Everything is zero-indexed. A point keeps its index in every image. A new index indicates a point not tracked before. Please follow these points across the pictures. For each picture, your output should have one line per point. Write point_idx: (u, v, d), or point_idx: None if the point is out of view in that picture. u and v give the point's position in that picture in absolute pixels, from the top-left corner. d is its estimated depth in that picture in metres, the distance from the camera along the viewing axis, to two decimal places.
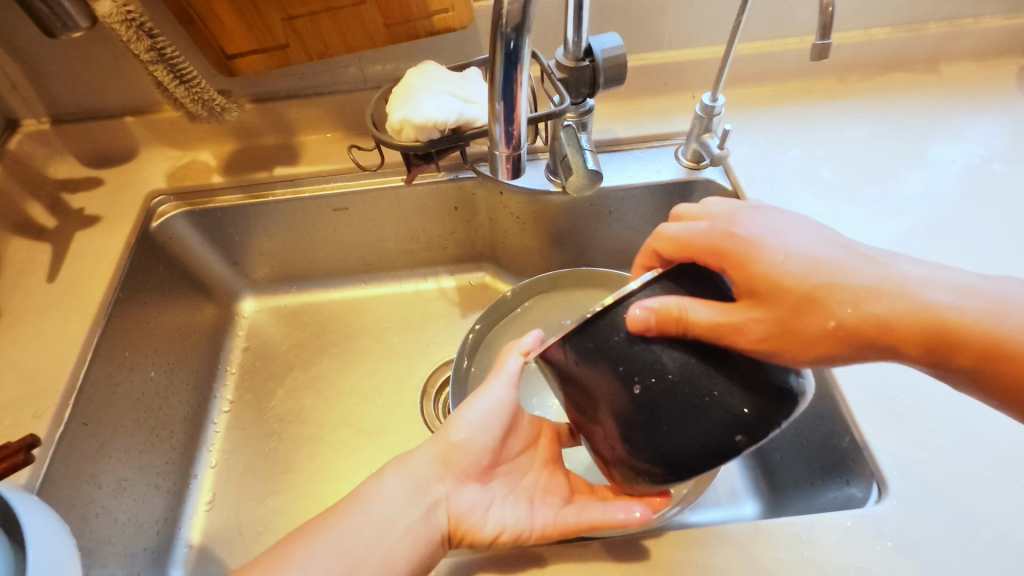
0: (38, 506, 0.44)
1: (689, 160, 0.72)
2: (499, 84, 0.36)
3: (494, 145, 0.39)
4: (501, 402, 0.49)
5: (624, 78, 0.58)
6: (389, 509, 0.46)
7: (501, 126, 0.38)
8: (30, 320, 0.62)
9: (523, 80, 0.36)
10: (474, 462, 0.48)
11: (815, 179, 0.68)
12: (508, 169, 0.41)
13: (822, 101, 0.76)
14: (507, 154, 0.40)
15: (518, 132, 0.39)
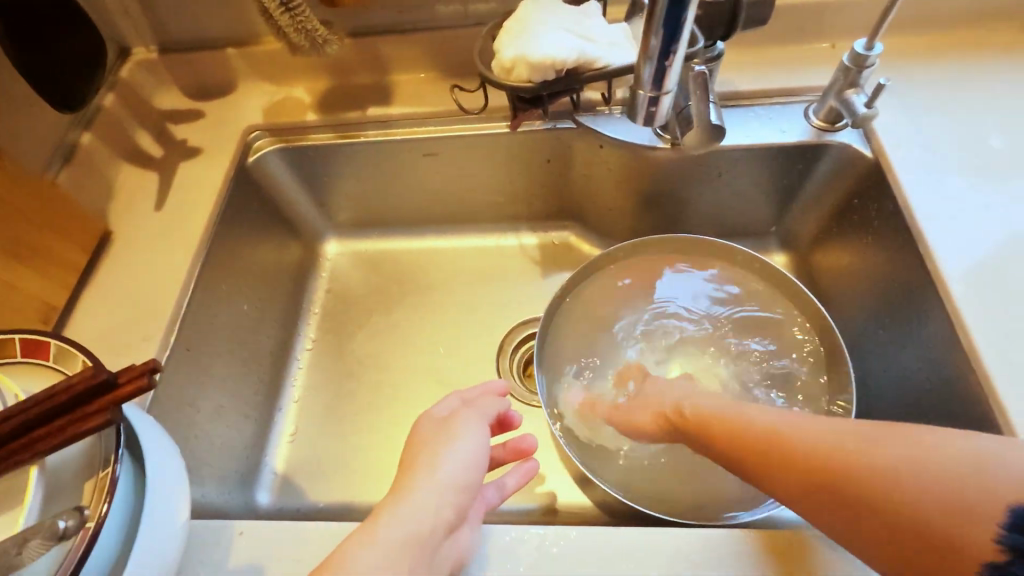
0: (154, 424, 0.44)
1: (822, 120, 0.63)
2: (657, 15, 0.33)
3: (639, 85, 0.38)
4: (476, 444, 0.45)
5: (767, 18, 0.51)
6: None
7: (653, 65, 0.36)
8: (138, 245, 0.64)
9: (688, 15, 0.33)
10: (458, 512, 0.42)
11: (980, 149, 0.58)
12: (648, 112, 0.40)
13: (997, 54, 0.64)
14: (648, 96, 0.39)
15: (669, 69, 0.37)
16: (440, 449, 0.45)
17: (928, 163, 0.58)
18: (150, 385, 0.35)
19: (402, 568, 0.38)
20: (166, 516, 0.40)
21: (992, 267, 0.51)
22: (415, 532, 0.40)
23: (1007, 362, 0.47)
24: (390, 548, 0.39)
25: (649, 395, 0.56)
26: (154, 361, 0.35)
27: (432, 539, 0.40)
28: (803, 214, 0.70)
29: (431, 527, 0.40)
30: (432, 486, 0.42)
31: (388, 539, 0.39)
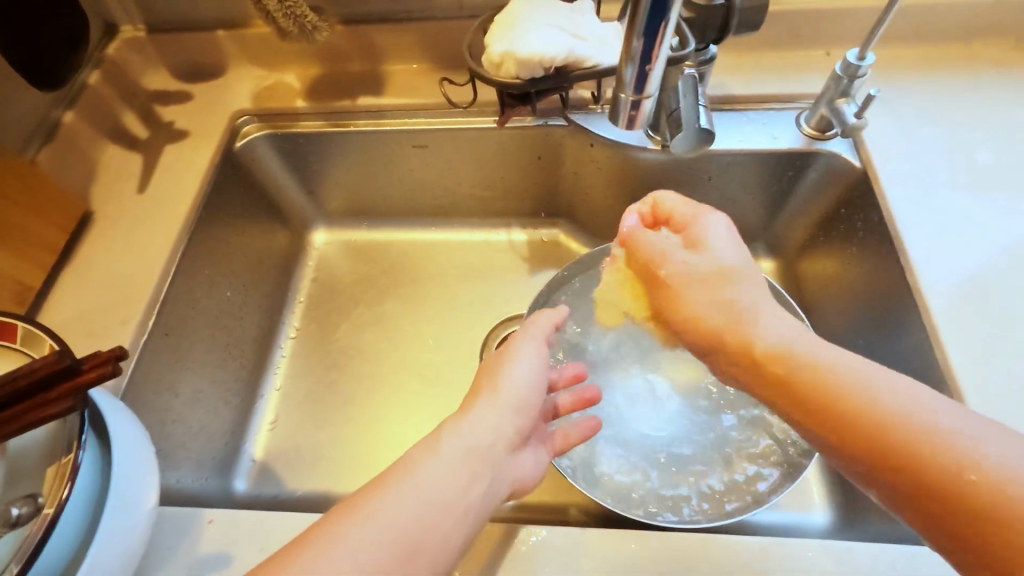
0: (128, 413, 0.44)
1: (813, 128, 0.63)
2: (639, 21, 0.33)
3: (621, 86, 0.38)
4: (536, 363, 0.46)
5: (760, 23, 0.51)
6: (444, 489, 0.38)
7: (634, 67, 0.36)
8: (120, 227, 0.63)
9: (671, 19, 0.33)
10: (517, 431, 0.43)
11: (967, 164, 0.58)
12: (630, 115, 0.40)
13: (989, 69, 0.64)
14: (632, 99, 0.38)
15: (651, 73, 0.36)
16: (501, 367, 0.45)
17: (916, 176, 0.58)
18: (114, 374, 0.35)
19: (461, 482, 0.38)
20: (133, 501, 0.40)
21: (971, 283, 0.52)
22: (475, 451, 0.40)
23: (982, 378, 0.47)
24: (451, 460, 0.39)
25: (684, 286, 0.43)
26: (120, 350, 0.35)
27: (492, 456, 0.41)
28: (789, 222, 0.70)
29: (491, 445, 0.41)
30: (493, 407, 0.42)
31: (449, 452, 0.39)
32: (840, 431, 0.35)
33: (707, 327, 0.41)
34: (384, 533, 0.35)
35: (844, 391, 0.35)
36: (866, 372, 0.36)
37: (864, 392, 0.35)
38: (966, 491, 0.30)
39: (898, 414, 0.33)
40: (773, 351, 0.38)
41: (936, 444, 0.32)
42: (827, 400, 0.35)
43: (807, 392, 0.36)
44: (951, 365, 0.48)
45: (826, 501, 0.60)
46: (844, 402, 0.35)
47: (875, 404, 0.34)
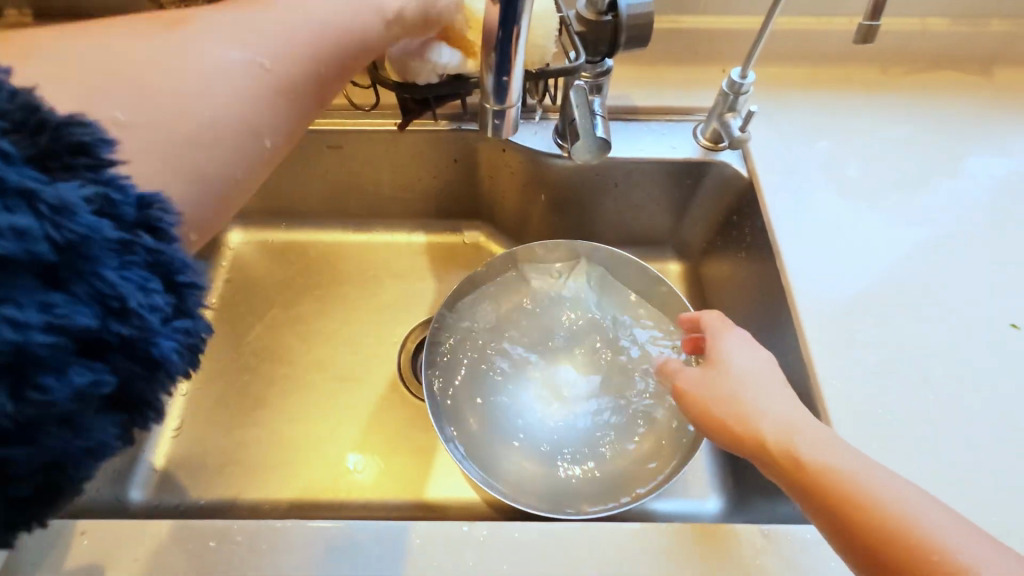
0: None
1: (707, 139, 0.67)
2: (494, 33, 0.35)
3: (484, 96, 0.39)
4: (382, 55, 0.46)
5: (647, 39, 0.53)
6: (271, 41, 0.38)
7: (493, 78, 0.37)
8: None
9: (522, 33, 0.35)
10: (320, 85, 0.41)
11: (837, 176, 0.64)
12: (496, 125, 0.41)
13: (860, 90, 0.70)
14: (497, 109, 0.40)
15: (510, 84, 0.38)
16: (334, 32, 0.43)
17: (794, 187, 0.64)
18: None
19: (254, 53, 0.37)
20: None
21: (835, 284, 0.57)
22: (311, 23, 0.41)
23: (838, 371, 0.52)
24: (260, 27, 0.38)
25: (728, 391, 0.45)
26: None
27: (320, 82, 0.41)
28: (693, 227, 0.74)
29: (313, 59, 0.40)
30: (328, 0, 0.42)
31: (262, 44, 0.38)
32: (815, 487, 0.37)
33: (756, 428, 0.42)
34: (203, 105, 0.35)
35: (880, 504, 0.35)
36: (906, 490, 0.35)
37: (900, 512, 0.34)
38: None
39: (882, 492, 0.35)
40: (811, 456, 0.39)
41: (899, 524, 0.34)
42: (861, 516, 0.35)
43: (838, 500, 0.36)
44: (814, 358, 0.53)
45: (717, 489, 0.64)
46: (882, 511, 0.34)
47: (851, 475, 0.37)
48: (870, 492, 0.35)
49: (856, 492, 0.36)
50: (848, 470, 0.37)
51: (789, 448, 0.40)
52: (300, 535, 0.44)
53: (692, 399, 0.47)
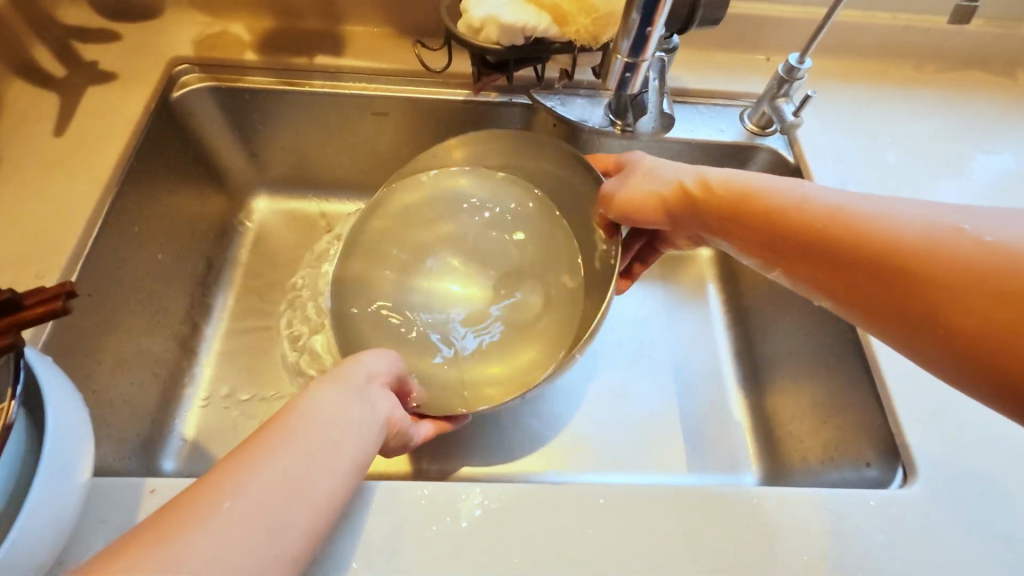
0: (60, 374, 0.40)
1: (754, 124, 0.69)
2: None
3: (618, 51, 0.43)
4: (383, 362, 0.45)
5: (721, 18, 0.54)
6: (331, 430, 0.37)
7: (633, 35, 0.41)
8: (33, 171, 0.56)
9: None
10: (365, 441, 0.39)
11: (878, 163, 0.67)
12: (623, 77, 0.45)
13: (897, 84, 0.73)
14: (625, 63, 0.44)
15: (649, 36, 0.41)
16: (345, 368, 0.43)
17: (838, 172, 0.65)
18: (62, 311, 0.34)
19: (342, 441, 0.37)
20: (71, 462, 0.37)
21: None
22: (365, 379, 0.43)
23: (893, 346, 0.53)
24: (310, 449, 0.35)
25: (658, 167, 0.50)
26: (70, 287, 0.35)
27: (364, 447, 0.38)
28: None
29: (360, 446, 0.38)
30: (352, 392, 0.41)
31: (308, 437, 0.35)
32: (775, 224, 0.41)
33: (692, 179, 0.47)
34: (279, 521, 0.31)
35: (818, 207, 0.39)
36: (875, 200, 0.37)
37: (826, 200, 0.39)
38: (919, 251, 0.33)
39: (846, 203, 0.38)
40: (741, 184, 0.44)
41: (871, 221, 0.36)
42: (802, 213, 0.40)
43: (773, 209, 0.41)
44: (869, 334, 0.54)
45: (755, 464, 0.64)
46: (815, 204, 0.39)
47: (807, 202, 0.40)
48: (829, 212, 0.38)
49: (819, 211, 0.39)
50: (802, 199, 0.40)
51: (719, 185, 0.45)
52: (384, 495, 0.43)
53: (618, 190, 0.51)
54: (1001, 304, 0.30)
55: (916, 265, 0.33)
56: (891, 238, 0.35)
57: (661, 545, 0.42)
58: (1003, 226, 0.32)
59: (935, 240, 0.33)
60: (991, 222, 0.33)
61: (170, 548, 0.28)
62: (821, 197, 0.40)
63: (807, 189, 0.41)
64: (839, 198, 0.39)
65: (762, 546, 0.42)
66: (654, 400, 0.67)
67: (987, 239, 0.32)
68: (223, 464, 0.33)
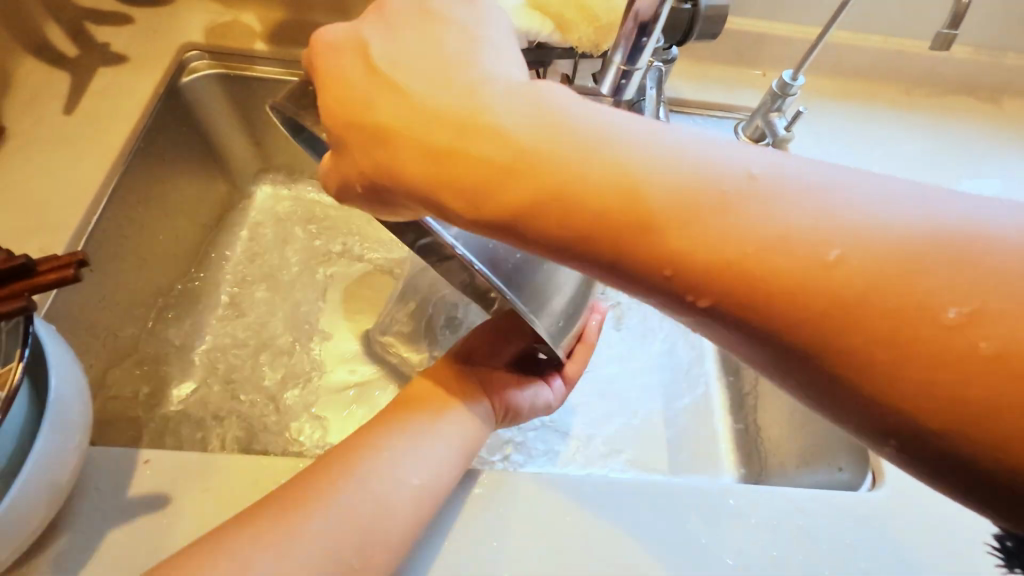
0: (62, 344, 0.41)
1: (748, 136, 0.70)
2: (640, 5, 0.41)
3: (615, 57, 0.44)
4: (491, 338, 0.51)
5: (718, 33, 0.56)
6: (446, 424, 0.44)
7: (631, 40, 0.43)
8: (42, 147, 0.57)
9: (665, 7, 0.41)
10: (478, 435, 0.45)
11: None
12: (620, 84, 0.45)
13: (887, 105, 0.75)
14: (620, 68, 0.44)
15: (645, 45, 0.43)
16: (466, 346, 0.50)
17: None
18: (73, 279, 0.35)
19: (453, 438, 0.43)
20: (69, 429, 0.38)
21: None
22: (477, 360, 0.49)
23: None
24: (423, 438, 0.42)
25: (407, 119, 0.29)
26: (82, 256, 0.36)
27: (474, 438, 0.45)
28: None
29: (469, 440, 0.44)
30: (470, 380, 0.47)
31: (425, 430, 0.43)
32: (642, 268, 0.24)
33: (456, 135, 0.27)
34: (388, 500, 0.38)
35: (711, 251, 0.23)
36: (773, 215, 0.22)
37: (686, 207, 0.23)
38: (897, 338, 0.20)
39: (743, 238, 0.22)
40: (533, 157, 0.25)
41: (799, 277, 0.21)
42: (686, 258, 0.23)
43: (643, 248, 0.24)
44: None
45: (735, 465, 0.66)
46: (675, 220, 0.23)
47: (687, 235, 0.23)
48: (728, 261, 0.22)
49: (721, 263, 0.23)
50: (676, 227, 0.23)
51: (505, 161, 0.26)
52: None
53: (339, 167, 0.32)
54: (955, 418, 0.20)
55: (895, 365, 0.20)
56: (809, 280, 0.21)
57: (638, 535, 0.43)
58: (982, 278, 0.20)
59: (882, 304, 0.20)
60: (953, 262, 0.20)
61: (305, 514, 0.36)
62: (708, 223, 0.23)
63: (672, 196, 0.24)
64: (734, 229, 0.23)
65: (734, 538, 0.44)
66: (645, 404, 0.69)
67: (952, 312, 0.20)
68: (365, 435, 0.42)
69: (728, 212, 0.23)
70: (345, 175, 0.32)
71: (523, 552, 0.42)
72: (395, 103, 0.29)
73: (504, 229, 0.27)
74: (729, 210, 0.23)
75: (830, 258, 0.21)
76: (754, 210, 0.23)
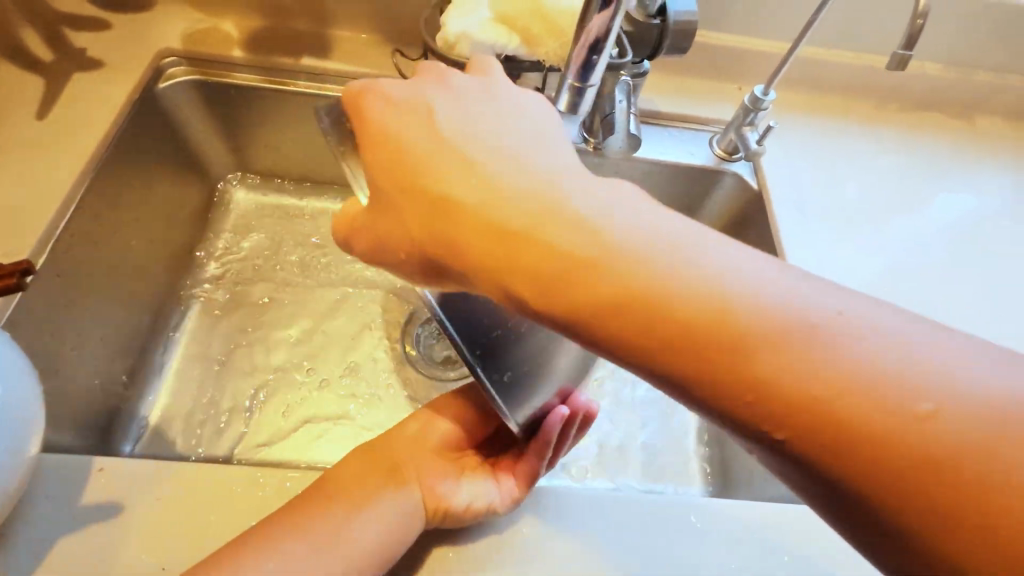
0: (18, 350, 0.41)
1: (722, 150, 0.71)
2: (588, 22, 0.41)
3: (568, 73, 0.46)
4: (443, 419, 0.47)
5: (686, 48, 0.56)
6: (366, 521, 0.40)
7: (580, 57, 0.44)
8: (13, 152, 0.58)
9: (615, 24, 0.41)
10: (396, 537, 0.40)
11: (835, 193, 0.70)
12: (574, 100, 0.48)
13: (860, 120, 0.76)
14: (572, 84, 0.46)
15: (595, 63, 0.44)
16: (414, 423, 0.47)
17: (796, 200, 0.68)
18: (16, 287, 0.37)
19: (366, 536, 0.40)
20: (20, 436, 0.38)
21: None
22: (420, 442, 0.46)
23: None
24: (332, 534, 0.39)
25: (475, 207, 0.30)
26: (26, 265, 0.38)
27: (391, 540, 0.40)
28: None
29: (383, 542, 0.40)
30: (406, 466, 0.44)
31: (339, 524, 0.40)
32: (731, 396, 0.26)
33: (524, 245, 0.29)
34: None
35: (806, 391, 0.24)
36: (867, 368, 0.24)
37: (781, 343, 0.25)
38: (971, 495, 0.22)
39: (835, 387, 0.24)
40: (600, 277, 0.27)
41: (886, 431, 0.23)
42: (778, 393, 0.25)
43: (736, 378, 0.25)
44: None
45: (706, 476, 0.66)
46: (764, 345, 0.25)
47: (779, 372, 0.25)
48: (818, 401, 0.24)
49: (817, 405, 0.24)
50: (774, 361, 0.25)
51: (582, 259, 0.28)
52: None
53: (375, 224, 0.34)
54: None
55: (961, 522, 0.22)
56: (897, 434, 0.23)
57: (594, 549, 0.43)
58: None
59: (968, 468, 0.23)
60: None
61: None
62: (802, 363, 0.25)
63: (770, 332, 0.25)
64: (828, 373, 0.24)
65: (691, 552, 0.44)
66: (618, 413, 0.69)
67: None
68: (275, 520, 0.39)
69: (822, 356, 0.25)
70: (387, 237, 0.33)
71: (468, 554, 0.42)
72: (466, 202, 0.31)
73: (576, 328, 0.28)
74: (822, 354, 0.25)
75: (922, 411, 0.23)
76: (848, 357, 0.25)
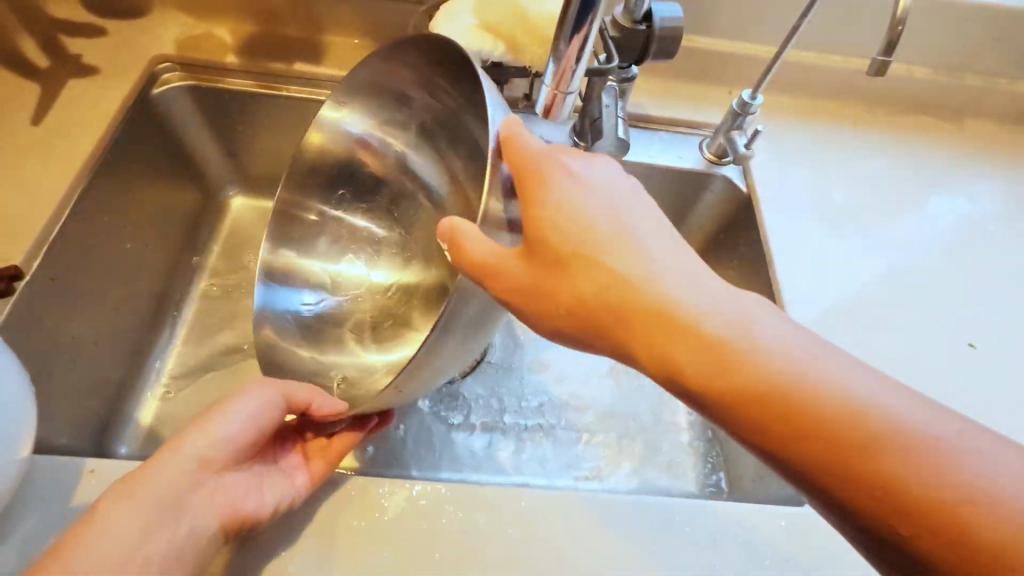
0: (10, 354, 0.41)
1: (711, 153, 0.72)
2: (567, 26, 0.41)
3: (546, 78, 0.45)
4: (250, 412, 0.44)
5: (674, 53, 0.57)
6: (151, 535, 0.37)
7: (558, 62, 0.44)
8: (8, 157, 0.58)
9: (593, 29, 0.41)
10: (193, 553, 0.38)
11: (824, 196, 0.70)
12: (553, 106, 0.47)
13: (850, 123, 0.77)
14: (551, 91, 0.46)
15: (575, 69, 0.44)
16: (217, 417, 0.43)
17: (784, 203, 0.69)
18: None
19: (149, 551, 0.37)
20: (12, 438, 0.38)
21: (819, 297, 0.61)
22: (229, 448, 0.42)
23: None
24: (109, 552, 0.36)
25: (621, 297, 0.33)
26: None
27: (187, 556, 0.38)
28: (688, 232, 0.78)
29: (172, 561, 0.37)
30: (196, 472, 0.40)
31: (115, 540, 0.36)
32: (861, 499, 0.28)
33: (664, 332, 0.32)
34: None
35: (933, 506, 0.27)
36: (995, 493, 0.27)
37: (917, 460, 0.27)
38: None
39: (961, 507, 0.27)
40: (741, 366, 0.30)
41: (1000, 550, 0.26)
42: (905, 504, 0.27)
43: (872, 485, 0.28)
44: None
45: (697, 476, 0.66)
46: (903, 455, 0.28)
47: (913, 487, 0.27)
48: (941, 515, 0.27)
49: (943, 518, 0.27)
50: (910, 476, 0.27)
51: (728, 362, 0.31)
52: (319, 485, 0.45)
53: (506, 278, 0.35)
54: None
55: None
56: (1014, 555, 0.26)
57: (577, 550, 0.44)
58: None
59: None
60: None
61: None
62: (931, 479, 0.27)
63: (908, 448, 0.28)
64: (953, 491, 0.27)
65: (675, 553, 0.44)
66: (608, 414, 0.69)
67: None
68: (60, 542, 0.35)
69: (952, 473, 0.27)
70: (521, 297, 0.35)
71: (452, 552, 0.43)
72: (615, 293, 0.33)
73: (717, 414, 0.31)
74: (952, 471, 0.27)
75: None
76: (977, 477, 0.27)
